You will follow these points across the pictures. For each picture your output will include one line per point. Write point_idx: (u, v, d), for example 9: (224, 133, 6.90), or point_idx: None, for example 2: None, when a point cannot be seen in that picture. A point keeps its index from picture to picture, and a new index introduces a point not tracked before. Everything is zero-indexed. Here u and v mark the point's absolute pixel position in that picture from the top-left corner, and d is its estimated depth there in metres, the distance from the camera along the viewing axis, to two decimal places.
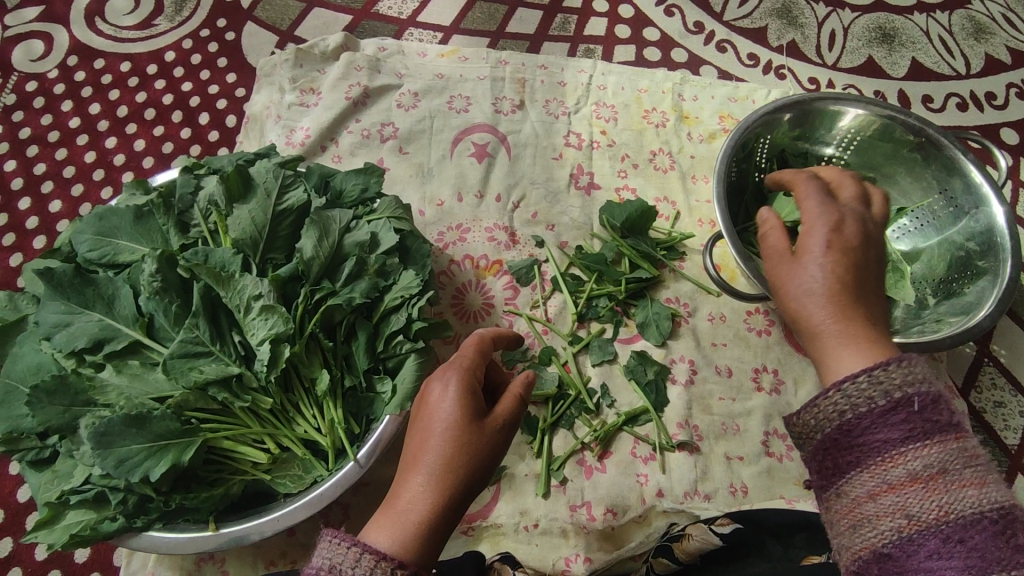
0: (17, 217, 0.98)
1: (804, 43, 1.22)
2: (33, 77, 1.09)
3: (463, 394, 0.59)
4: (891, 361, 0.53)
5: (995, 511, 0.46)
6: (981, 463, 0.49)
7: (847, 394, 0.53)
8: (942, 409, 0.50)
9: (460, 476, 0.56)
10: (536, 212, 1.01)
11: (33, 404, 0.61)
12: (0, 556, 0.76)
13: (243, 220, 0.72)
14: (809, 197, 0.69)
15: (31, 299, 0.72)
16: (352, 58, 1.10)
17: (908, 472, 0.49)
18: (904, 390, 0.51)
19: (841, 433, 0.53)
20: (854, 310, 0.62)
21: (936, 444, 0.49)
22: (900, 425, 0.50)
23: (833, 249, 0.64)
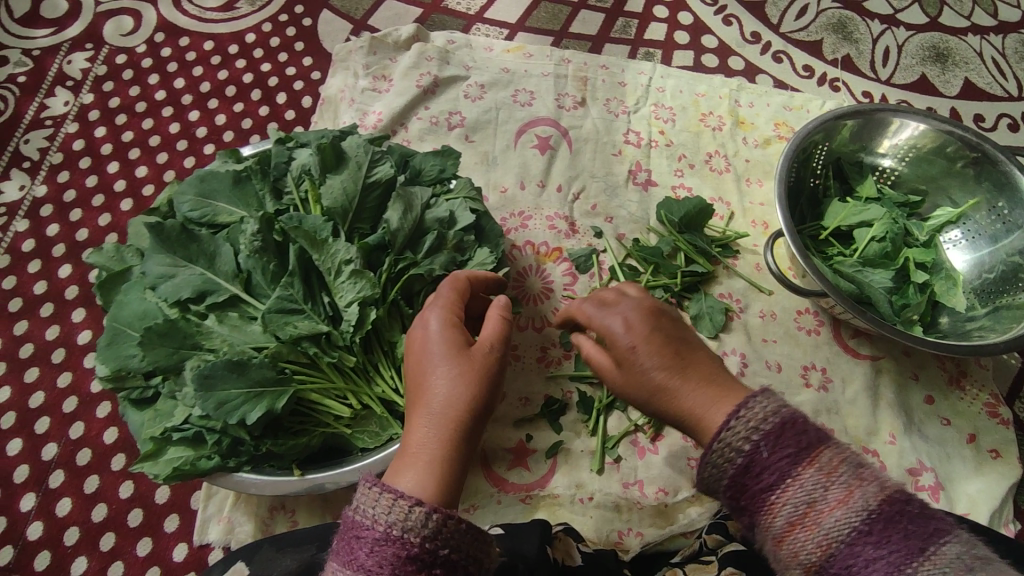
0: (105, 179, 1.03)
1: (858, 58, 1.25)
2: (123, 50, 1.15)
3: (453, 333, 0.67)
4: (731, 418, 0.56)
5: (866, 522, 0.49)
6: (840, 473, 0.51)
7: (714, 459, 0.57)
8: (790, 438, 0.54)
9: (463, 409, 0.62)
10: (595, 205, 1.05)
11: (146, 344, 0.67)
12: (89, 492, 0.82)
13: (336, 189, 0.76)
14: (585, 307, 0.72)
15: (136, 252, 0.77)
16: (423, 48, 1.15)
17: (787, 519, 0.52)
18: (751, 439, 0.55)
19: (731, 496, 0.56)
20: (693, 367, 0.64)
21: (796, 478, 0.52)
22: (764, 473, 0.53)
23: (633, 329, 0.66)
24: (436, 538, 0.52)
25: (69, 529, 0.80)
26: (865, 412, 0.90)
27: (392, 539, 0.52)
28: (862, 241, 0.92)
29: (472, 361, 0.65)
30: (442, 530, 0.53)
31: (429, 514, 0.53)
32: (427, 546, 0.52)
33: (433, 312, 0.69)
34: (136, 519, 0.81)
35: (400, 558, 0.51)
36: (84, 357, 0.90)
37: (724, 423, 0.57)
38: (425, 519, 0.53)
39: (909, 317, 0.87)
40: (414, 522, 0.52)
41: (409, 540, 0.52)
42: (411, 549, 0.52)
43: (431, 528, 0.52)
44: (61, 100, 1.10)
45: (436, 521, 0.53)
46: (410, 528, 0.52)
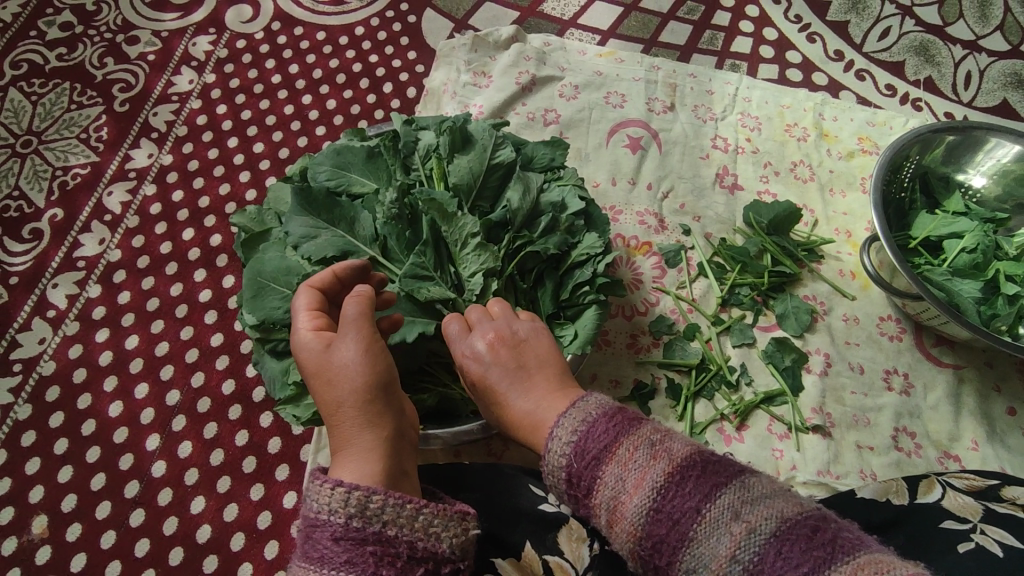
0: (226, 152, 1.11)
1: (940, 81, 1.28)
2: (243, 36, 1.24)
3: (319, 340, 0.66)
4: (551, 441, 0.64)
5: (656, 500, 0.57)
6: (635, 461, 0.59)
7: (546, 474, 0.64)
8: (593, 441, 0.61)
9: (366, 403, 0.63)
10: (683, 204, 1.09)
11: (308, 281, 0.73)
12: (208, 437, 0.88)
13: (463, 168, 0.82)
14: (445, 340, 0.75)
15: (275, 216, 0.83)
16: (522, 49, 1.21)
17: (608, 517, 0.60)
18: (565, 454, 0.62)
19: (573, 506, 0.63)
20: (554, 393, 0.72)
21: (602, 477, 0.60)
22: (582, 479, 0.61)
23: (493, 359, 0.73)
24: (358, 518, 0.56)
25: (190, 470, 0.86)
26: (946, 418, 0.92)
27: (321, 523, 0.56)
28: (952, 252, 0.95)
29: (355, 360, 0.64)
30: (362, 512, 0.56)
31: (345, 495, 0.57)
32: (353, 524, 0.56)
33: (298, 329, 0.67)
34: (249, 466, 0.86)
35: (331, 539, 0.56)
36: (204, 313, 0.96)
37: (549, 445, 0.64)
38: (345, 499, 0.57)
39: (999, 326, 0.90)
40: (336, 503, 0.57)
41: (336, 521, 0.56)
42: (336, 529, 0.56)
43: (353, 508, 0.56)
44: (186, 78, 1.18)
45: (355, 499, 0.57)
46: (335, 509, 0.56)
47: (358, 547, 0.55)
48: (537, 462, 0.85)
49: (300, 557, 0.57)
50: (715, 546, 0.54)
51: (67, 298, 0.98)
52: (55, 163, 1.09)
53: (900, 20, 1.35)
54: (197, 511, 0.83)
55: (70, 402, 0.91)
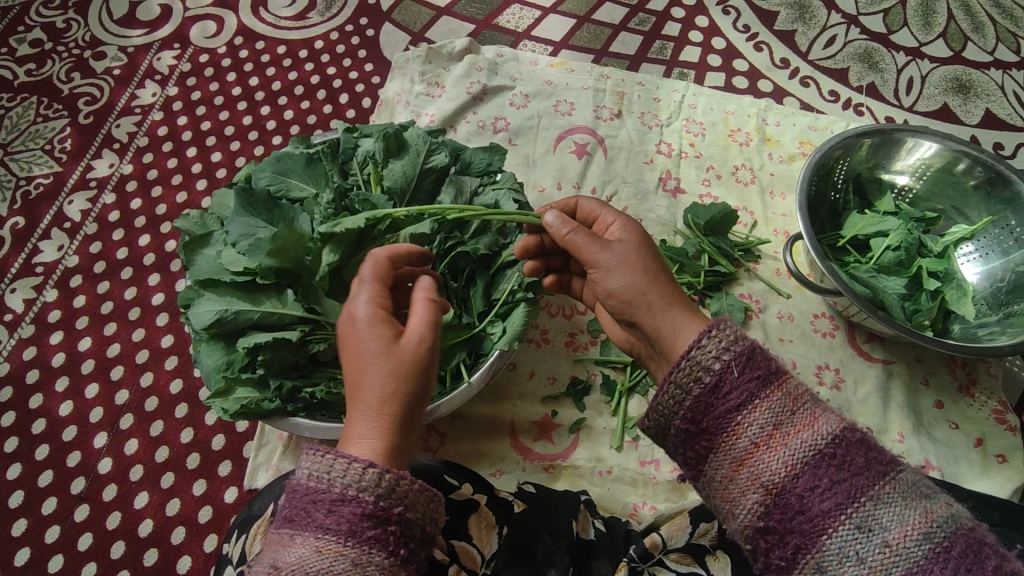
0: (185, 161, 1.15)
1: (883, 86, 1.31)
2: (205, 50, 1.28)
3: (377, 315, 0.66)
4: (704, 336, 0.64)
5: (829, 446, 0.59)
6: (805, 401, 0.62)
7: (677, 383, 0.64)
8: (759, 363, 0.63)
9: (394, 389, 0.63)
10: (626, 207, 1.13)
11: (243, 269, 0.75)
12: (153, 435, 0.91)
13: (396, 173, 0.86)
14: (590, 201, 0.82)
15: (217, 220, 0.87)
16: (475, 60, 1.25)
17: (752, 439, 0.61)
18: (721, 359, 0.63)
19: (692, 419, 0.64)
20: (665, 283, 0.73)
21: (765, 400, 0.61)
22: (733, 397, 0.62)
23: (636, 230, 0.76)
24: (389, 498, 0.58)
25: (135, 466, 0.89)
26: (875, 411, 0.95)
27: (348, 499, 0.58)
28: (878, 250, 0.97)
29: (407, 345, 0.65)
30: (395, 490, 0.59)
31: (380, 474, 0.59)
32: (381, 504, 0.58)
33: (361, 294, 0.68)
34: (193, 463, 0.89)
35: (357, 515, 0.57)
36: (156, 316, 0.99)
37: (695, 342, 0.65)
38: (378, 479, 0.58)
39: (921, 321, 0.93)
40: (368, 481, 0.58)
41: (365, 499, 0.58)
42: (366, 507, 0.57)
43: (384, 488, 0.58)
44: (149, 91, 1.23)
45: (388, 481, 0.59)
46: (366, 487, 0.58)
47: (381, 526, 0.58)
48: (469, 457, 0.90)
49: (309, 527, 0.57)
50: (894, 516, 0.56)
51: (24, 302, 1.02)
52: (19, 174, 1.13)
53: (845, 29, 1.39)
54: (140, 506, 0.86)
55: (23, 401, 0.94)
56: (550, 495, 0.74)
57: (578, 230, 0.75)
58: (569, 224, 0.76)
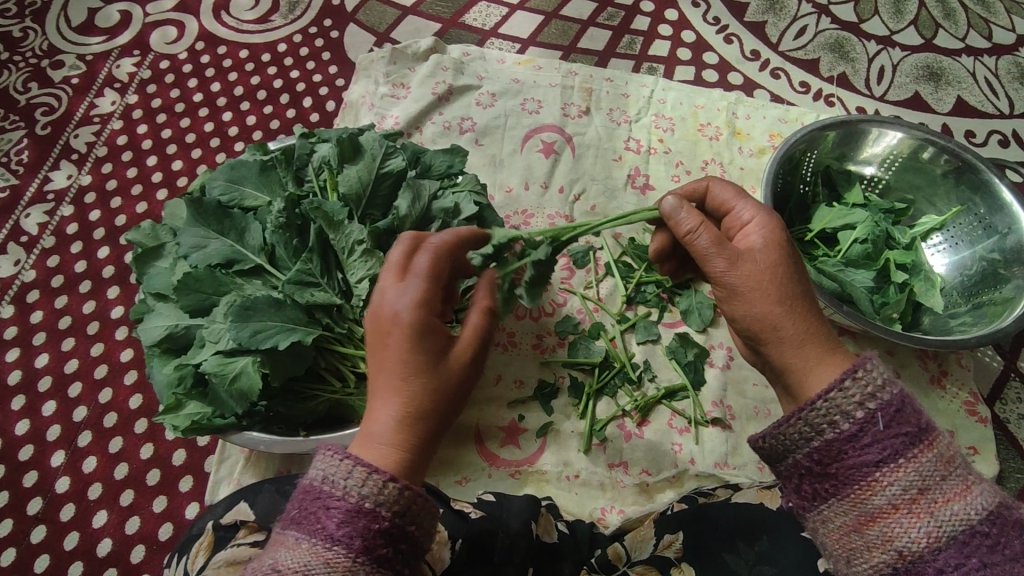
0: (145, 171, 1.13)
1: (854, 76, 1.30)
2: (166, 57, 1.26)
3: (420, 316, 0.61)
4: (846, 378, 0.57)
5: (978, 522, 0.53)
6: (957, 465, 0.55)
7: (809, 422, 0.57)
8: (908, 415, 0.56)
9: (423, 403, 0.59)
10: (594, 206, 1.12)
11: (182, 288, 0.73)
12: (112, 453, 0.89)
13: (351, 178, 0.84)
14: (726, 190, 0.71)
15: (169, 231, 0.85)
16: (440, 59, 1.22)
17: (890, 499, 0.54)
18: (866, 407, 0.56)
19: (817, 460, 0.57)
20: (807, 312, 0.63)
21: (912, 460, 0.54)
22: (876, 449, 0.55)
23: (776, 235, 0.66)
24: (405, 515, 0.56)
25: (94, 484, 0.87)
26: None
27: (363, 512, 0.55)
28: (846, 243, 0.96)
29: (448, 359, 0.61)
30: (411, 508, 0.57)
31: (401, 490, 0.56)
32: (397, 521, 0.56)
33: (403, 287, 0.62)
34: (153, 479, 0.88)
35: (371, 531, 0.55)
36: (115, 330, 0.98)
37: (833, 383, 0.57)
38: (397, 495, 0.56)
39: (890, 314, 0.91)
40: (387, 496, 0.56)
41: (381, 514, 0.55)
42: (382, 522, 0.55)
43: (400, 505, 0.56)
44: (109, 100, 1.21)
45: (406, 499, 0.56)
46: (384, 502, 0.55)
47: (391, 545, 0.56)
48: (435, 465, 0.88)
49: (317, 535, 0.55)
50: None
51: None
52: None
53: (816, 19, 1.37)
54: (99, 524, 0.85)
55: None
56: (506, 501, 0.73)
57: (706, 230, 0.65)
58: (695, 222, 0.66)
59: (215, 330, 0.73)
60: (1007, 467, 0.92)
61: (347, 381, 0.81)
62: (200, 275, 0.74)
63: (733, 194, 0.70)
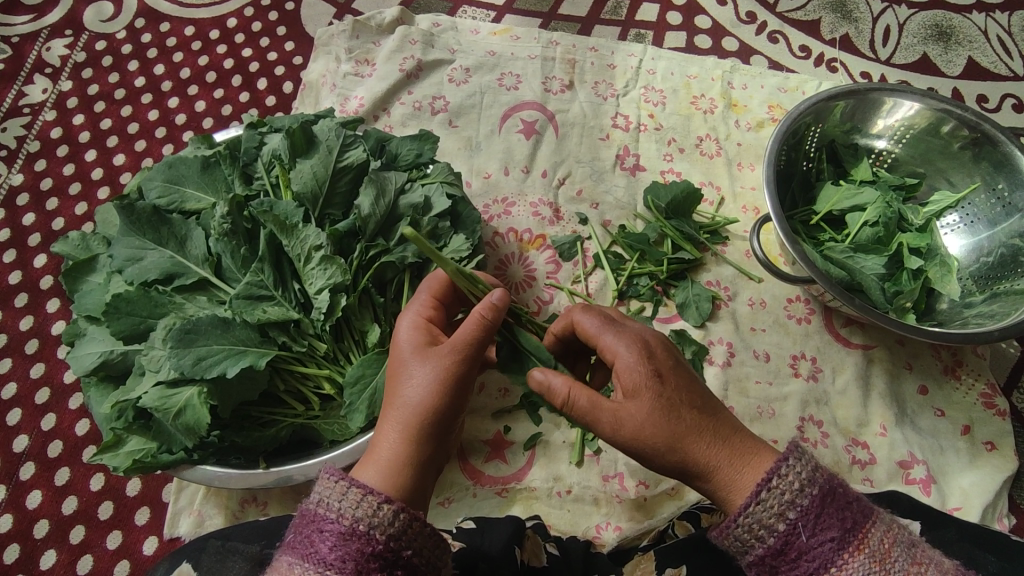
0: (83, 167, 1.04)
1: (858, 38, 1.19)
2: (103, 36, 1.15)
3: (425, 334, 0.61)
4: (761, 491, 0.54)
5: None
6: (893, 559, 0.51)
7: (736, 538, 0.55)
8: (830, 517, 0.52)
9: (428, 412, 0.57)
10: (581, 190, 1.02)
11: (110, 314, 0.65)
12: (59, 485, 0.83)
13: (306, 174, 0.74)
14: (588, 324, 0.62)
15: (102, 241, 0.76)
16: (407, 32, 1.10)
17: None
18: (787, 517, 0.53)
19: (757, 573, 0.55)
20: (716, 448, 0.57)
21: (845, 565, 0.51)
22: (806, 560, 0.52)
23: (644, 371, 0.57)
24: (400, 539, 0.50)
25: (39, 522, 0.82)
26: (855, 403, 0.88)
27: (357, 534, 0.50)
28: (855, 226, 0.89)
29: (449, 354, 0.58)
30: (408, 531, 0.51)
31: (397, 512, 0.51)
32: (392, 545, 0.50)
33: (411, 311, 0.64)
34: (105, 512, 0.82)
35: (365, 555, 0.49)
36: (56, 347, 0.92)
37: (751, 496, 0.54)
38: (392, 517, 0.50)
39: (904, 304, 0.84)
40: (382, 518, 0.50)
41: (375, 537, 0.50)
42: (375, 546, 0.49)
43: (397, 527, 0.50)
44: (40, 87, 1.11)
45: (402, 520, 0.51)
46: (377, 524, 0.50)
47: (386, 571, 0.49)
48: None
49: (308, 561, 0.49)
50: None
51: None
52: None
53: None
54: (47, 566, 0.79)
55: None
56: (487, 528, 0.66)
57: (579, 391, 0.59)
58: (563, 390, 0.60)
59: (154, 358, 0.65)
60: None
61: (310, 404, 0.74)
62: (131, 296, 0.66)
63: (595, 323, 0.62)
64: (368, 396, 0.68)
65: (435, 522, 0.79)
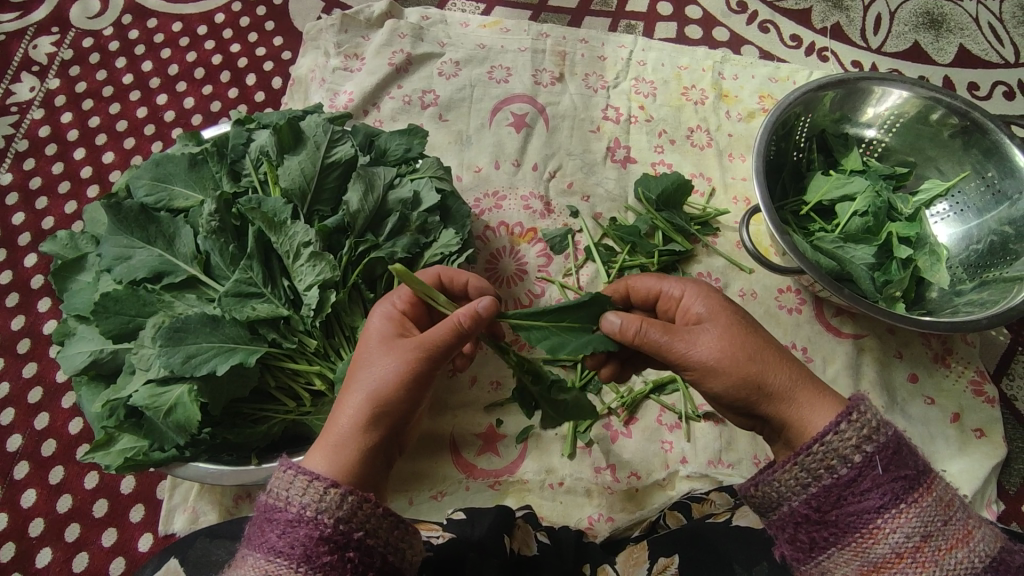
0: (72, 165, 1.04)
1: (849, 26, 1.19)
2: (89, 33, 1.15)
3: (396, 327, 0.62)
4: (841, 421, 0.52)
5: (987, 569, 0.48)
6: (958, 508, 0.50)
7: (805, 466, 0.53)
8: (906, 457, 0.51)
9: (383, 402, 0.57)
10: (571, 183, 1.02)
11: (99, 313, 0.66)
12: (54, 483, 0.84)
13: (293, 171, 0.74)
14: (645, 279, 0.66)
15: (90, 240, 0.76)
16: (395, 25, 1.10)
17: (894, 548, 0.49)
18: (863, 450, 0.51)
19: (816, 507, 0.52)
20: (789, 365, 0.59)
21: (914, 505, 0.50)
22: (876, 494, 0.50)
23: (716, 299, 0.62)
24: (350, 521, 0.50)
25: (34, 520, 0.82)
26: (845, 392, 0.88)
27: (305, 520, 0.50)
28: (845, 216, 0.89)
29: (412, 352, 0.58)
30: (357, 513, 0.51)
31: (344, 496, 0.51)
32: (341, 528, 0.50)
33: (386, 303, 0.64)
34: (100, 510, 0.82)
35: (314, 539, 0.49)
36: (48, 346, 0.92)
37: (829, 425, 0.53)
38: (340, 500, 0.50)
39: (893, 293, 0.84)
40: (329, 503, 0.50)
41: (324, 521, 0.50)
42: (324, 530, 0.49)
43: (346, 510, 0.50)
44: (27, 85, 1.11)
45: (350, 503, 0.51)
46: (326, 509, 0.50)
47: (339, 554, 0.49)
48: (411, 477, 0.82)
49: (261, 550, 0.50)
50: None
51: None
52: None
53: None
54: (43, 564, 0.80)
55: None
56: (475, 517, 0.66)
57: (651, 323, 0.59)
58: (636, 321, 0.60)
59: (143, 356, 0.65)
60: (1014, 448, 0.87)
61: (302, 400, 0.74)
62: (120, 295, 0.66)
63: (651, 280, 0.66)
64: None
65: (428, 515, 0.80)
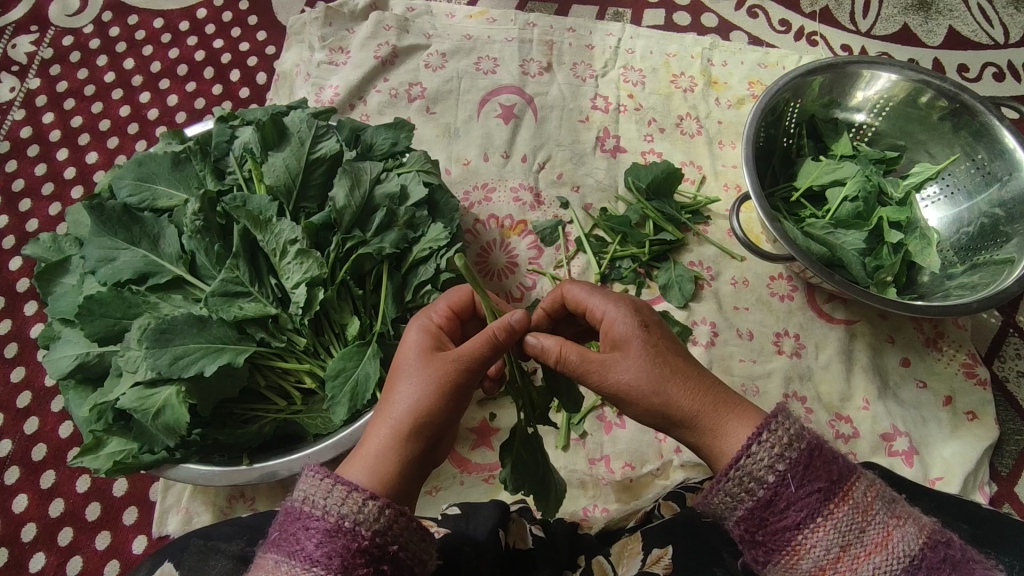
0: (55, 166, 1.03)
1: (838, 10, 1.18)
2: (69, 31, 1.13)
3: (434, 340, 0.61)
4: (751, 444, 0.52)
5: (907, 570, 0.47)
6: (877, 511, 0.49)
7: (727, 493, 0.53)
8: (819, 468, 0.51)
9: (425, 415, 0.56)
10: (561, 174, 1.01)
11: (84, 316, 0.65)
12: (46, 488, 0.83)
13: (278, 167, 0.73)
14: (576, 290, 0.63)
15: (74, 242, 0.75)
16: (380, 18, 1.08)
17: (816, 562, 0.49)
18: (776, 469, 0.51)
19: (744, 530, 0.52)
20: (709, 390, 0.57)
21: (830, 516, 0.49)
22: (793, 511, 0.50)
23: (634, 323, 0.58)
24: (386, 534, 0.50)
25: (27, 525, 0.82)
26: (838, 377, 0.88)
27: (343, 531, 0.50)
28: (835, 202, 0.88)
29: (453, 361, 0.57)
30: (393, 527, 0.51)
31: (382, 508, 0.51)
32: (378, 540, 0.50)
33: (422, 317, 0.63)
34: (93, 513, 0.82)
35: (350, 550, 0.49)
36: (36, 351, 0.91)
37: (742, 448, 0.52)
38: (377, 513, 0.50)
39: (884, 278, 0.84)
40: (367, 514, 0.50)
41: (361, 533, 0.50)
42: (361, 542, 0.49)
43: (383, 523, 0.50)
44: (8, 85, 1.09)
45: (388, 516, 0.51)
46: (363, 521, 0.50)
47: (373, 566, 0.49)
48: None
49: (295, 557, 0.49)
50: None
51: None
52: None
53: None
54: (37, 568, 0.80)
55: None
56: (472, 514, 0.66)
57: (570, 347, 0.59)
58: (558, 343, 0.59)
59: (130, 358, 0.64)
60: (1005, 430, 0.87)
61: (293, 398, 0.74)
62: (104, 297, 0.65)
63: (579, 293, 0.62)
64: (350, 388, 0.67)
65: (423, 510, 0.79)
